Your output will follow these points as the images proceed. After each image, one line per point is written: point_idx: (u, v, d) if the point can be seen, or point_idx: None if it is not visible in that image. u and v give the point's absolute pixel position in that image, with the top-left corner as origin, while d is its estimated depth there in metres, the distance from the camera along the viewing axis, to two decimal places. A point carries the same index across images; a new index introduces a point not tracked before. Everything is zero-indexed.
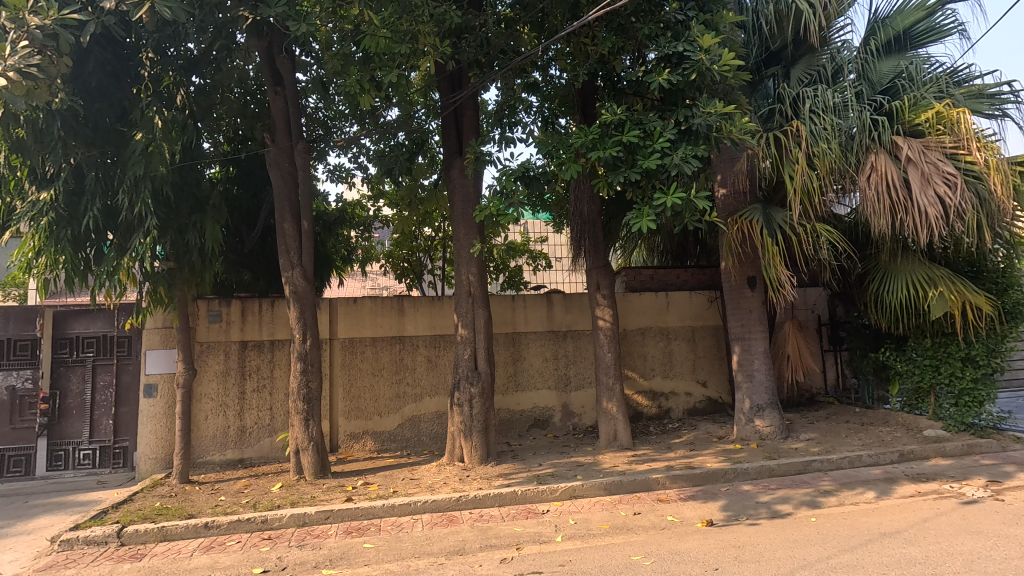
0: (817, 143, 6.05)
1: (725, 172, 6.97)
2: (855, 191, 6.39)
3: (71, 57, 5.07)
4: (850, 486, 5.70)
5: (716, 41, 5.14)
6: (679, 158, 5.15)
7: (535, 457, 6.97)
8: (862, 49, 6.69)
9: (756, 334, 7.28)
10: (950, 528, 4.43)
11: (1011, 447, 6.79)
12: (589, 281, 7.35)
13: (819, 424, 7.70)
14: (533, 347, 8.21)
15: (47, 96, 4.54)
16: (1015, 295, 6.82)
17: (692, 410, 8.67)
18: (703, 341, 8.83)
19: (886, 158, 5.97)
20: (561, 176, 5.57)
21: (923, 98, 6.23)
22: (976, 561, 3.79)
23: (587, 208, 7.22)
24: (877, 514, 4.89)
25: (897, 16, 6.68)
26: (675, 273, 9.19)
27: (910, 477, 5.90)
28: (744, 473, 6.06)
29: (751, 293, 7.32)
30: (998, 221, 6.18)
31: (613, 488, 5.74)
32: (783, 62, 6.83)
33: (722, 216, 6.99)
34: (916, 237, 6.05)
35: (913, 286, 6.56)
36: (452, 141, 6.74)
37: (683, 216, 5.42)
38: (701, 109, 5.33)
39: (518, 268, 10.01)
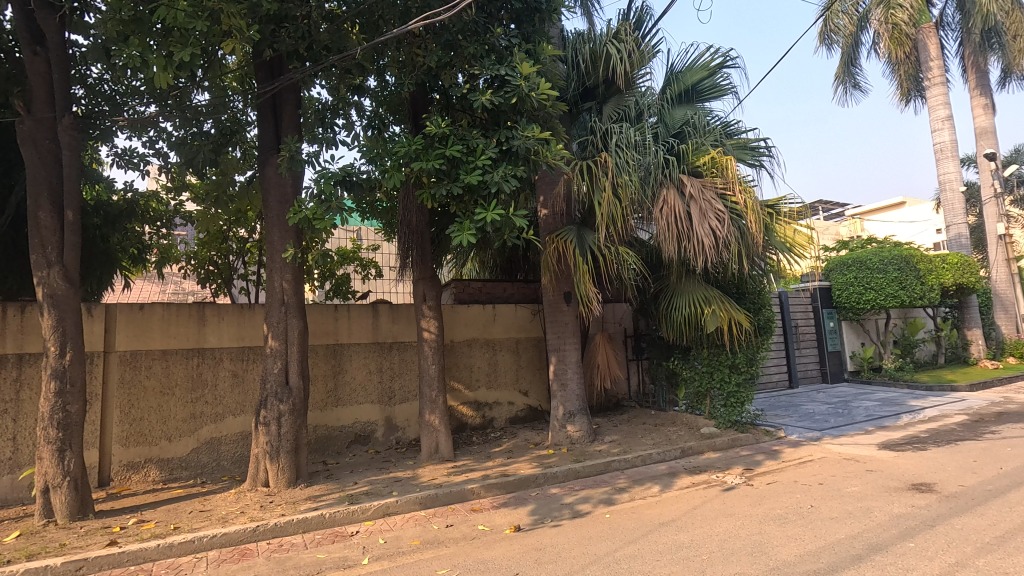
0: (621, 174, 6.76)
1: (546, 194, 7.44)
2: (652, 220, 7.26)
3: None
4: (641, 482, 6.39)
5: (534, 70, 5.46)
6: (500, 176, 5.35)
7: (351, 475, 6.63)
8: (660, 96, 7.67)
9: (570, 345, 7.84)
10: (712, 513, 5.18)
11: (762, 440, 8.21)
12: (415, 292, 7.26)
13: (621, 427, 8.54)
14: (356, 359, 7.85)
15: None
16: (767, 313, 8.29)
17: (513, 419, 9.01)
18: (526, 352, 9.26)
19: (675, 193, 6.88)
20: (384, 184, 5.44)
21: (703, 145, 7.34)
22: (727, 540, 4.47)
23: (416, 219, 7.14)
24: (659, 506, 5.53)
25: (687, 72, 7.77)
26: (502, 286, 9.54)
27: (688, 470, 6.81)
28: (553, 477, 6.45)
29: (567, 307, 7.87)
30: (754, 253, 7.49)
31: (428, 502, 5.67)
32: (597, 98, 7.54)
33: (542, 234, 7.44)
34: (696, 262, 7.06)
35: (694, 304, 7.62)
36: (268, 134, 6.19)
37: (503, 232, 5.66)
38: (520, 131, 5.61)
39: (346, 277, 9.48)
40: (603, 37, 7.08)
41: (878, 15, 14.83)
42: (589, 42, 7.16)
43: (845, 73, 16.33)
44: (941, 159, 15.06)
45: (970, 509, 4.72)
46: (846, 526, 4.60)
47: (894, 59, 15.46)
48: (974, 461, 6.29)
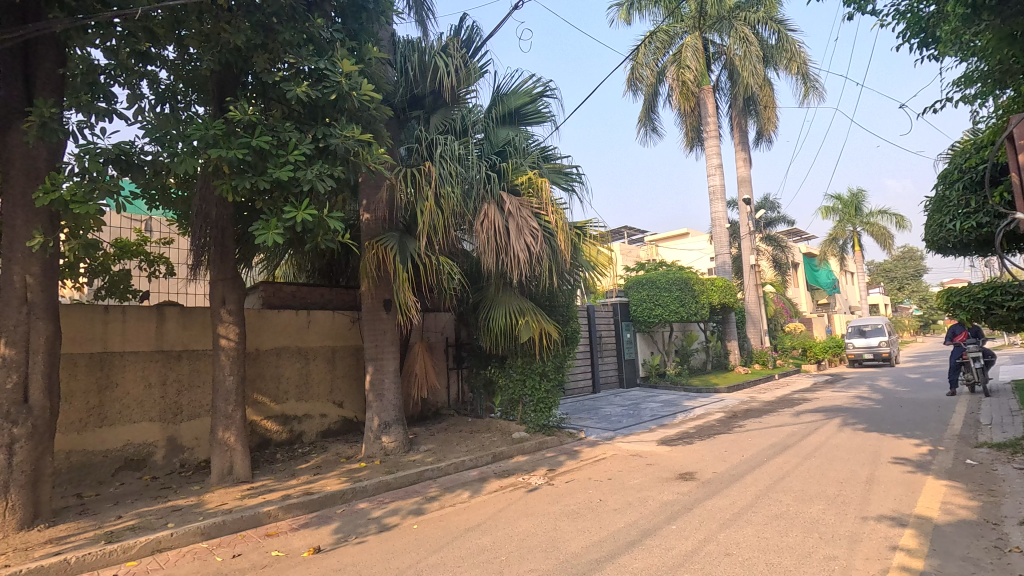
0: (444, 185, 6.84)
1: (369, 198, 7.21)
2: (473, 233, 7.48)
3: None
4: (452, 490, 6.46)
5: (356, 69, 5.27)
6: (313, 175, 5.04)
7: (114, 508, 5.60)
8: (485, 115, 7.98)
9: (388, 354, 7.66)
10: (515, 514, 5.45)
11: (566, 441, 8.91)
12: (212, 294, 6.44)
13: (438, 436, 8.58)
14: (131, 370, 6.68)
15: None
16: (574, 324, 9.07)
17: (325, 432, 8.48)
18: (343, 361, 8.81)
19: (495, 208, 7.18)
20: (173, 169, 4.77)
21: (523, 165, 7.81)
22: (526, 539, 4.73)
23: (215, 212, 6.37)
24: (466, 512, 5.64)
25: (512, 95, 8.21)
26: (319, 291, 8.99)
27: (498, 474, 7.08)
28: (362, 491, 6.21)
29: (386, 315, 7.68)
30: (563, 269, 8.15)
31: (212, 531, 5.03)
32: (424, 108, 7.56)
33: (363, 239, 7.19)
34: (512, 275, 7.45)
35: (510, 315, 8.01)
36: (14, 93, 5.02)
37: (316, 234, 5.33)
38: (339, 130, 5.36)
39: (124, 275, 8.00)
40: (431, 48, 7.13)
41: (672, 72, 17.40)
42: (418, 51, 7.17)
43: (646, 117, 18.77)
44: (714, 199, 18.10)
45: (718, 492, 5.67)
46: (626, 516, 5.18)
47: (683, 111, 18.22)
48: (725, 451, 7.59)
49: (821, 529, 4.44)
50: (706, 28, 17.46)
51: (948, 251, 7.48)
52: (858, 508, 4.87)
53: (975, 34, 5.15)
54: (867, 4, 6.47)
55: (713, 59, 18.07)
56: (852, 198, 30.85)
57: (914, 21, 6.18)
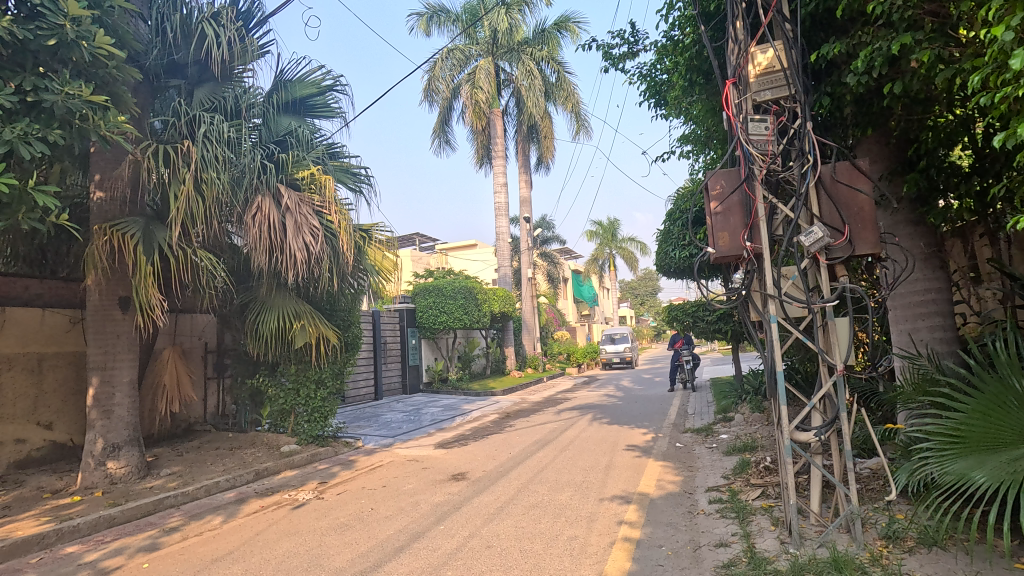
0: (207, 169, 6.01)
1: (103, 173, 5.94)
2: (243, 226, 6.75)
3: None
4: (199, 517, 5.64)
5: (87, 14, 4.31)
6: (14, 135, 3.96)
7: None
8: (264, 98, 7.27)
9: (121, 362, 6.40)
10: (274, 536, 5.00)
11: (341, 451, 8.51)
12: None
13: (187, 456, 7.43)
14: None
15: None
16: (355, 330, 8.75)
17: (21, 462, 6.67)
18: (54, 371, 7.07)
19: (270, 201, 6.57)
20: None
21: (305, 159, 7.31)
22: (284, 561, 4.37)
23: None
24: (215, 540, 4.98)
25: (297, 83, 7.65)
26: (22, 282, 6.91)
27: (259, 493, 6.43)
28: (71, 532, 5.03)
29: (121, 315, 6.42)
30: (346, 271, 7.83)
31: None
32: (187, 78, 6.58)
33: (92, 222, 5.90)
34: (287, 275, 6.90)
35: (283, 318, 7.40)
36: None
37: (14, 210, 4.21)
38: (58, 84, 4.30)
39: None
40: (199, 12, 6.24)
41: (465, 91, 18.23)
42: (181, 10, 6.12)
43: (440, 129, 19.25)
44: (499, 215, 19.36)
45: (484, 489, 6.03)
46: (396, 522, 5.16)
47: (474, 129, 19.17)
48: (494, 449, 8.14)
49: (567, 512, 5.05)
50: (498, 55, 18.79)
51: (670, 274, 9.23)
52: (597, 492, 5.67)
53: (689, 104, 6.50)
54: (620, 63, 7.67)
55: (503, 86, 19.46)
56: (610, 226, 36.02)
57: (651, 86, 7.53)
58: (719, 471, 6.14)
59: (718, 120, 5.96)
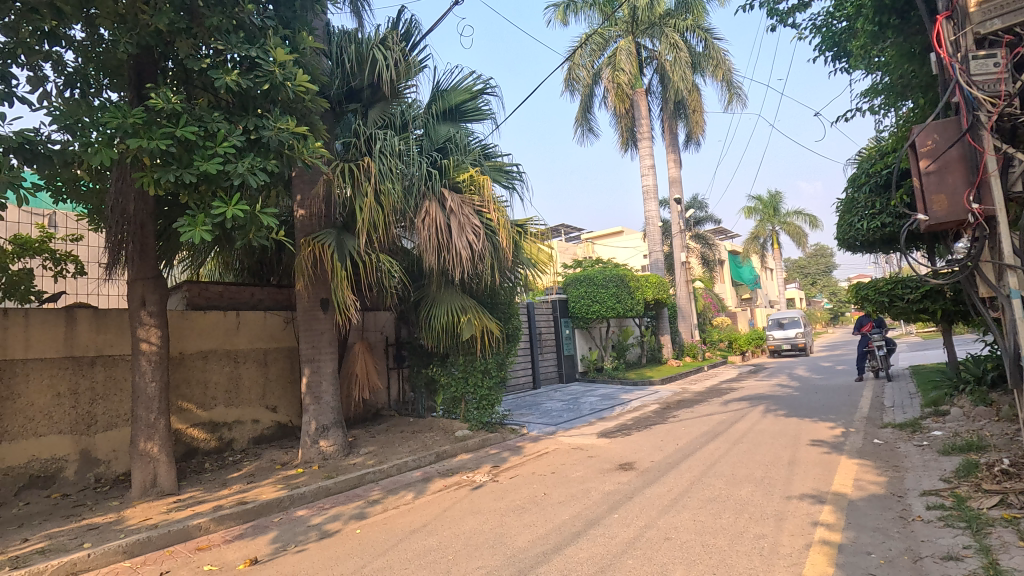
0: (384, 181, 6.69)
1: (304, 194, 6.92)
2: (413, 230, 7.39)
3: None
4: (395, 492, 6.35)
5: (290, 58, 5.05)
6: (245, 168, 4.80)
7: (21, 531, 5.12)
8: (425, 110, 7.86)
9: (325, 355, 7.41)
10: (460, 513, 5.44)
11: (508, 437, 8.96)
12: (130, 294, 5.99)
13: (379, 437, 8.39)
14: (38, 378, 6.13)
15: None
16: (515, 322, 9.11)
17: (258, 438, 8.09)
18: (277, 363, 8.45)
19: (436, 205, 7.10)
20: (88, 161, 4.42)
21: (464, 162, 7.77)
22: (472, 536, 4.74)
23: (133, 207, 5.93)
24: (410, 513, 5.57)
25: (452, 91, 8.13)
26: (249, 291, 8.54)
27: (441, 474, 7.03)
28: (300, 498, 5.98)
29: (323, 314, 7.42)
30: (505, 266, 8.17)
31: (136, 549, 4.72)
32: (362, 101, 7.34)
33: (298, 236, 6.91)
34: (454, 273, 7.38)
35: (451, 313, 7.96)
36: None
37: (248, 231, 5.09)
38: (272, 121, 5.11)
39: (28, 274, 7.32)
40: (370, 40, 6.96)
41: (607, 74, 17.89)
42: (355, 42, 6.92)
43: (582, 117, 19.16)
44: (647, 198, 18.74)
45: (656, 480, 5.91)
46: (570, 508, 5.30)
47: (617, 113, 18.76)
48: (661, 440, 7.93)
49: (751, 509, 4.74)
50: (639, 33, 18.13)
51: (857, 249, 8.15)
52: (782, 489, 5.23)
53: (879, 50, 5.64)
54: (788, 18, 6.93)
55: (645, 64, 18.78)
56: (771, 199, 32.83)
57: (829, 35, 6.72)
58: (936, 473, 5.29)
59: (919, 64, 5.10)
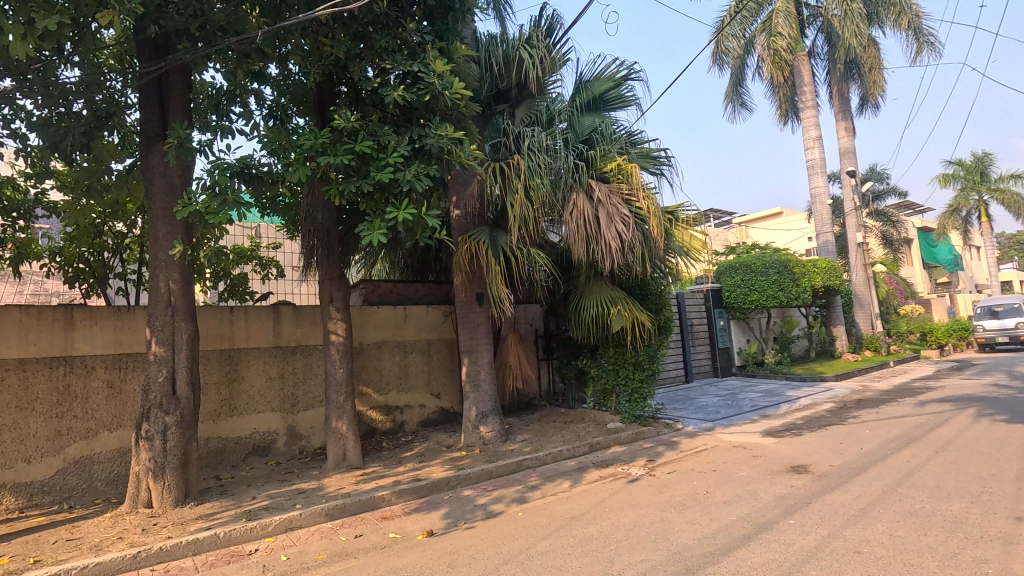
0: (533, 177, 6.87)
1: (459, 195, 7.37)
2: (562, 223, 7.48)
3: None
4: (552, 479, 6.52)
5: (448, 68, 5.42)
6: (412, 175, 5.25)
7: (249, 490, 6.20)
8: (569, 104, 7.89)
9: (482, 346, 7.84)
10: (618, 504, 5.42)
11: (663, 432, 8.69)
12: (321, 292, 6.90)
13: (533, 426, 8.67)
14: (256, 364, 7.34)
15: None
16: (666, 313, 8.81)
17: (425, 422, 8.84)
18: (439, 353, 9.14)
19: (584, 197, 7.12)
20: (289, 178, 5.15)
21: (610, 152, 7.68)
22: (633, 528, 4.70)
23: (321, 216, 6.81)
24: (569, 501, 5.69)
25: (595, 80, 8.06)
26: (414, 287, 9.33)
27: (596, 464, 7.06)
28: (466, 479, 6.42)
29: (479, 308, 7.85)
30: (656, 255, 7.92)
31: (335, 513, 5.45)
32: (510, 101, 7.60)
33: (455, 235, 7.39)
34: (604, 264, 7.33)
35: (601, 304, 7.92)
36: (152, 121, 5.64)
37: (415, 232, 5.55)
38: (434, 130, 5.53)
39: (244, 277, 8.81)
40: (516, 41, 7.18)
41: (761, 42, 16.40)
42: (502, 45, 7.19)
43: (733, 92, 17.80)
44: (813, 174, 16.84)
45: (837, 486, 5.32)
46: (738, 509, 4.99)
47: (774, 82, 17.11)
48: (840, 443, 7.10)
49: (966, 528, 4.05)
50: None
51: None
52: (1009, 508, 4.38)
53: None
54: None
55: (807, 23, 16.87)
56: (977, 163, 27.50)
57: None
58: None
59: None
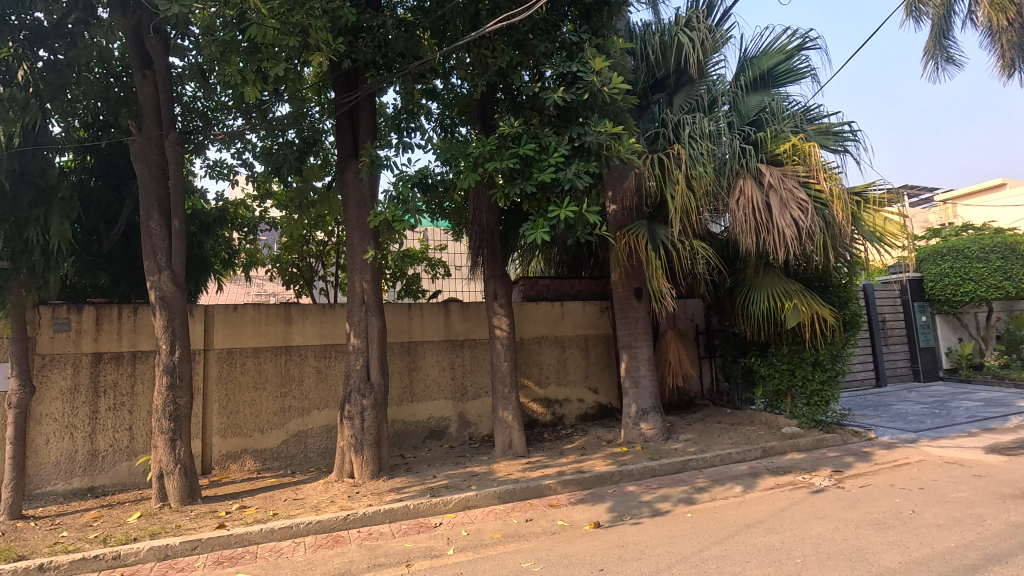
0: (695, 166, 6.58)
1: (615, 189, 7.32)
2: (726, 212, 7.05)
3: None
4: (721, 482, 6.20)
5: (607, 64, 5.45)
6: (573, 173, 5.38)
7: (429, 469, 6.86)
8: (733, 84, 7.40)
9: (642, 342, 7.72)
10: (801, 516, 4.98)
11: (850, 441, 7.75)
12: (487, 289, 7.36)
13: (696, 425, 8.31)
14: (431, 356, 8.08)
15: None
16: (853, 308, 7.84)
17: (584, 416, 8.96)
18: (596, 349, 9.19)
19: (752, 183, 6.64)
20: (460, 184, 5.58)
21: (783, 132, 7.04)
22: (821, 543, 4.29)
23: (486, 218, 7.26)
24: (743, 507, 5.37)
25: (762, 56, 7.45)
26: (570, 283, 9.47)
27: (771, 471, 6.54)
28: (629, 475, 6.39)
29: (638, 303, 7.74)
30: (840, 243, 7.09)
31: (506, 496, 5.79)
32: (667, 89, 7.36)
33: (612, 230, 7.36)
34: (777, 255, 6.76)
35: (773, 298, 7.31)
36: (346, 143, 6.50)
37: (576, 229, 5.66)
38: (593, 127, 5.60)
39: (417, 276, 9.76)
40: (673, 26, 6.93)
41: None
42: (659, 32, 6.98)
43: (934, 47, 15.14)
44: None
45: None
46: (956, 534, 4.29)
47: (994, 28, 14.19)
48: None
49: None
50: None
51: None
52: None
53: None
54: None
55: None
56: None
57: None
58: None
59: None
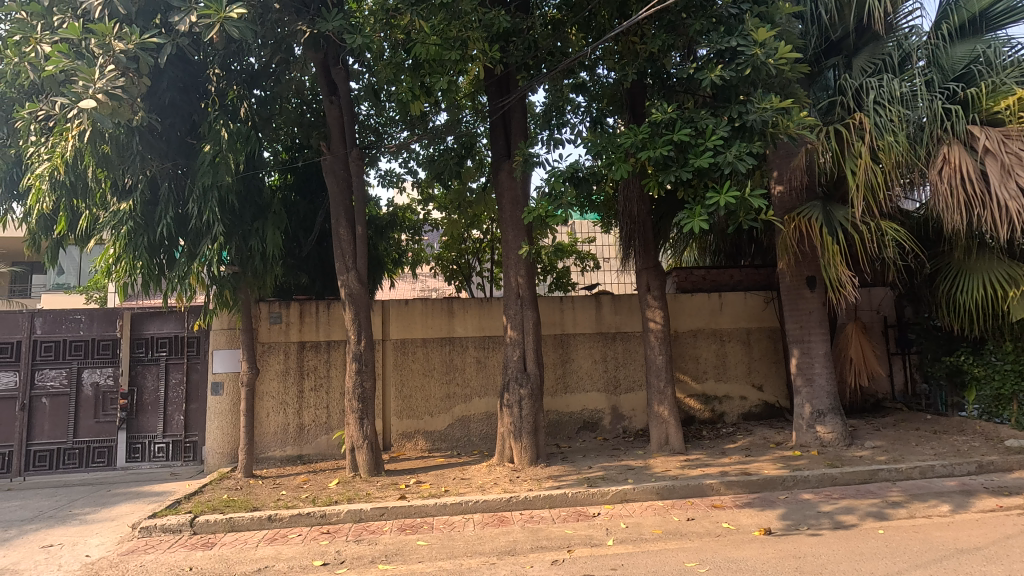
0: (883, 135, 5.75)
1: (782, 169, 6.75)
2: (924, 185, 6.06)
3: (165, 95, 6.01)
4: (922, 498, 5.38)
5: (772, 34, 5.04)
6: (733, 156, 5.05)
7: (585, 460, 6.96)
8: (932, 35, 6.31)
9: (816, 336, 6.97)
10: None
11: None
12: (639, 282, 7.22)
13: (887, 431, 7.29)
14: (583, 348, 8.16)
15: (155, 142, 6.04)
16: None
17: (747, 414, 8.38)
18: (759, 343, 8.52)
19: (959, 149, 5.63)
20: (611, 177, 5.52)
21: (1003, 84, 5.84)
22: None
23: (637, 208, 7.13)
24: (953, 529, 4.60)
25: None
26: (728, 273, 8.94)
27: (991, 490, 5.51)
28: (804, 481, 5.83)
29: (811, 293, 7.01)
30: None
31: (665, 493, 5.66)
32: (844, 52, 6.54)
33: (778, 213, 6.77)
34: (997, 233, 5.68)
35: (991, 285, 6.15)
36: (500, 144, 6.82)
37: (738, 216, 5.28)
38: (756, 104, 5.20)
39: (566, 270, 9.92)
40: None
41: None
42: None
43: None
44: None
45: None
46: None
47: None
48: None
49: None
50: None
51: None
52: None
53: None
54: None
55: None
56: None
57: None
58: None
59: None
